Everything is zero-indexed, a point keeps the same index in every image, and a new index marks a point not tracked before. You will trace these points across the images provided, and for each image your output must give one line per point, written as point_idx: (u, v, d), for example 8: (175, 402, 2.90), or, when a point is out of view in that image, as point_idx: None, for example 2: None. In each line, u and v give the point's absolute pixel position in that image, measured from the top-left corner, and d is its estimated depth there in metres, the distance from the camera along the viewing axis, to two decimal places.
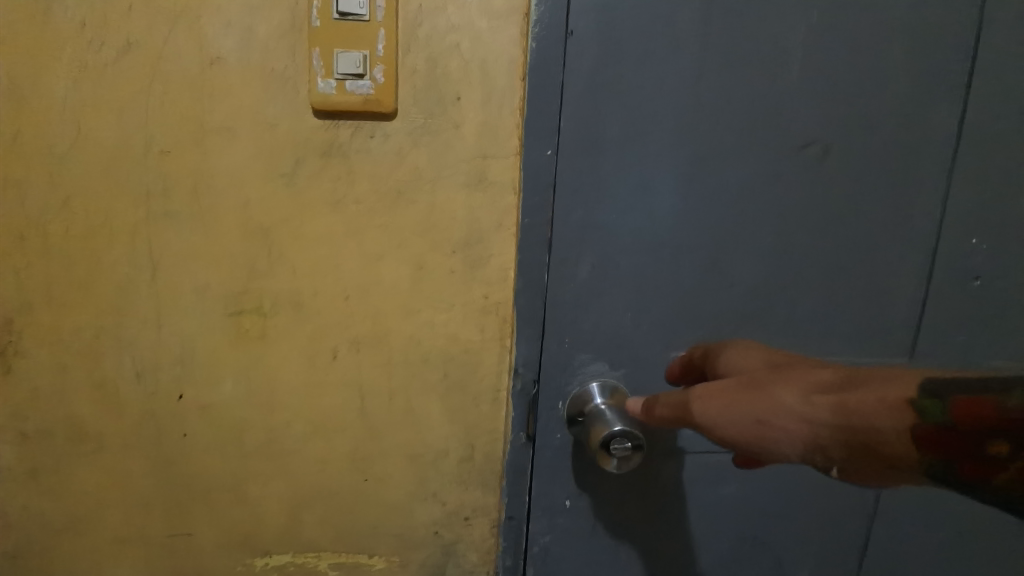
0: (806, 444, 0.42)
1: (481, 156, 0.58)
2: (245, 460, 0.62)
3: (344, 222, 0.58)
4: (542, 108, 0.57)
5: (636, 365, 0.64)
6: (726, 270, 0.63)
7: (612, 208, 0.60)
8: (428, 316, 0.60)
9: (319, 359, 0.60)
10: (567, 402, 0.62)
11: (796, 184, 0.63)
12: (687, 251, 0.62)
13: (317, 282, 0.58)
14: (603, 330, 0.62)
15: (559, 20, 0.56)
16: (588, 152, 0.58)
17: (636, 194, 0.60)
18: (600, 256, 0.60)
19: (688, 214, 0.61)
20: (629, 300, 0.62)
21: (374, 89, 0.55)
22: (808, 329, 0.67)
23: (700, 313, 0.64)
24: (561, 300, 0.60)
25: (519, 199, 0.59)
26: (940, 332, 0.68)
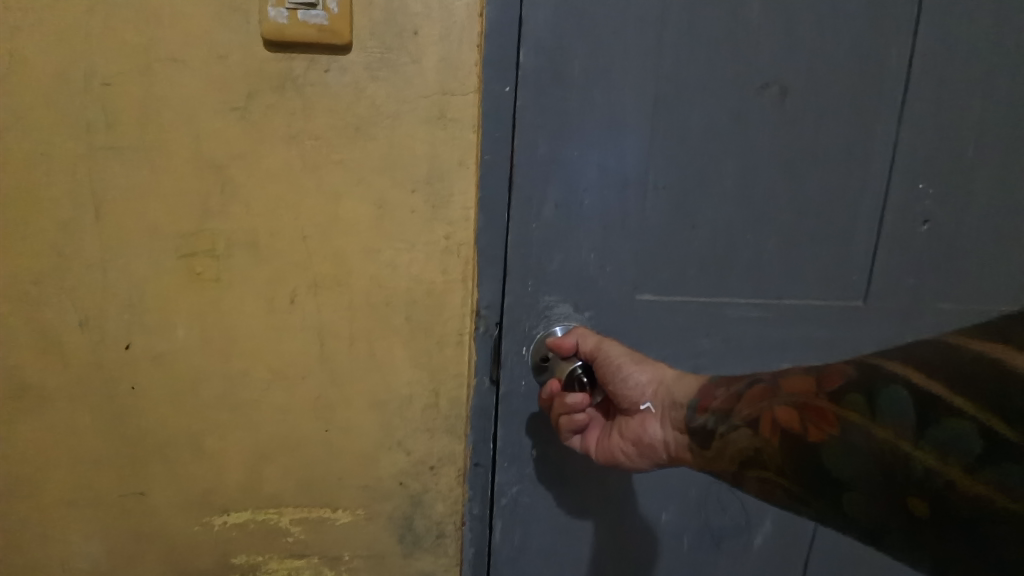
0: (649, 381, 0.58)
1: (440, 92, 0.56)
2: (201, 411, 0.60)
3: (299, 159, 0.56)
4: (502, 43, 0.56)
5: (602, 307, 0.64)
6: (694, 213, 0.63)
7: (576, 146, 0.59)
8: (390, 257, 0.58)
9: (277, 304, 0.58)
10: (532, 347, 0.62)
11: (760, 123, 0.63)
12: (651, 191, 0.62)
13: (273, 222, 0.57)
14: (569, 271, 0.62)
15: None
16: (551, 86, 0.58)
17: (601, 131, 0.59)
18: (565, 194, 0.60)
19: (652, 152, 0.61)
20: (597, 243, 0.62)
21: (327, 19, 0.53)
22: (773, 273, 0.67)
23: (668, 256, 0.64)
24: (525, 239, 0.60)
25: (480, 137, 0.57)
26: (894, 277, 0.69)
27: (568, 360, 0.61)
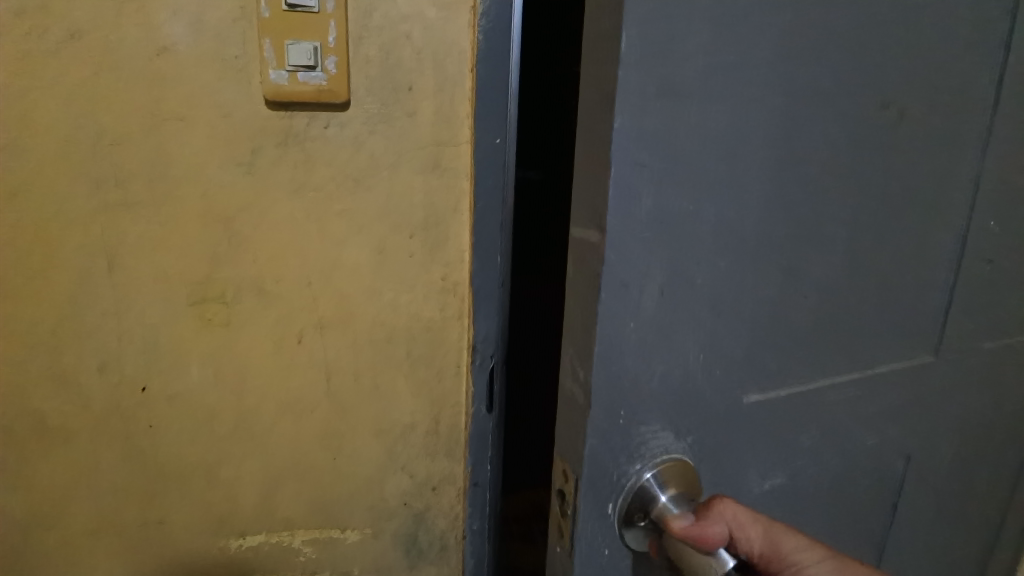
0: None
1: (434, 143, 0.60)
2: (215, 445, 0.64)
3: (303, 208, 0.59)
4: (491, 96, 0.60)
5: (703, 422, 0.39)
6: (817, 281, 0.40)
7: (690, 202, 0.33)
8: (391, 297, 0.62)
9: (285, 345, 0.62)
10: (622, 502, 0.37)
11: (898, 131, 0.41)
12: (778, 251, 0.38)
13: (279, 268, 0.60)
14: (671, 400, 0.37)
15: (505, 13, 0.59)
16: (649, 102, 0.31)
17: (718, 167, 0.34)
18: (674, 276, 0.34)
19: (780, 189, 0.36)
20: (711, 345, 0.37)
21: (327, 80, 0.56)
22: (890, 345, 0.47)
23: (788, 348, 0.41)
24: (611, 356, 0.34)
25: (473, 184, 0.61)
26: (993, 322, 0.52)
27: (716, 559, 0.36)
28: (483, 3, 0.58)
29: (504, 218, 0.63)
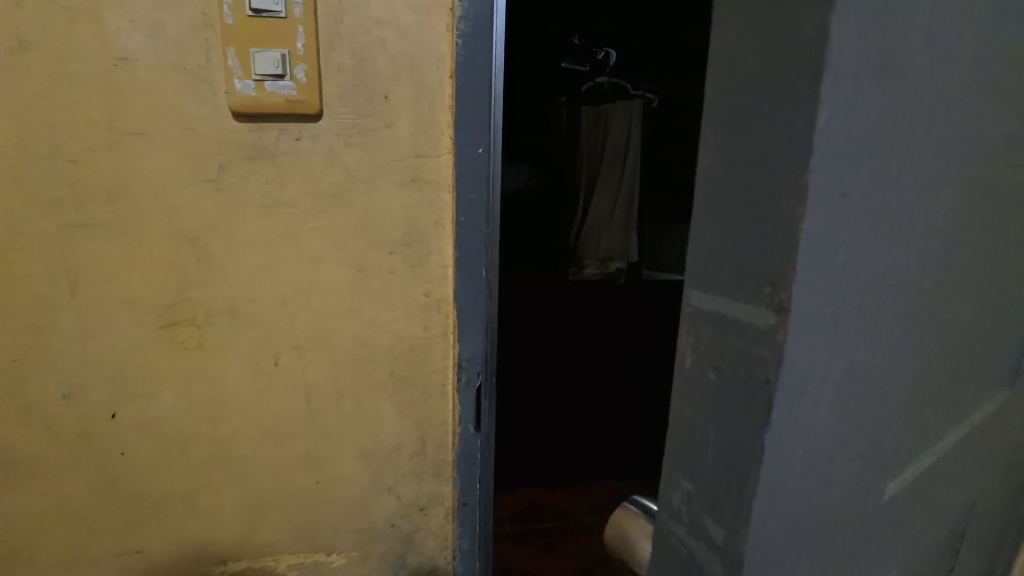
0: None
1: (414, 155, 0.57)
2: (193, 471, 0.61)
3: (276, 226, 0.56)
4: (472, 104, 0.57)
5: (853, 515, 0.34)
6: (952, 342, 0.37)
7: (878, 272, 0.29)
8: (372, 316, 0.60)
9: (261, 367, 0.59)
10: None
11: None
12: (934, 319, 0.34)
13: (253, 289, 0.57)
14: (835, 494, 0.32)
15: (485, 15, 0.56)
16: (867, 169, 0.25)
17: (899, 232, 0.29)
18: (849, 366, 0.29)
19: (944, 252, 0.32)
20: (870, 428, 0.33)
21: (296, 90, 0.53)
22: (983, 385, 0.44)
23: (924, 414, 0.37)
24: (782, 472, 0.29)
25: (455, 197, 0.58)
26: None
27: None
28: (463, 5, 0.55)
29: (488, 230, 0.61)
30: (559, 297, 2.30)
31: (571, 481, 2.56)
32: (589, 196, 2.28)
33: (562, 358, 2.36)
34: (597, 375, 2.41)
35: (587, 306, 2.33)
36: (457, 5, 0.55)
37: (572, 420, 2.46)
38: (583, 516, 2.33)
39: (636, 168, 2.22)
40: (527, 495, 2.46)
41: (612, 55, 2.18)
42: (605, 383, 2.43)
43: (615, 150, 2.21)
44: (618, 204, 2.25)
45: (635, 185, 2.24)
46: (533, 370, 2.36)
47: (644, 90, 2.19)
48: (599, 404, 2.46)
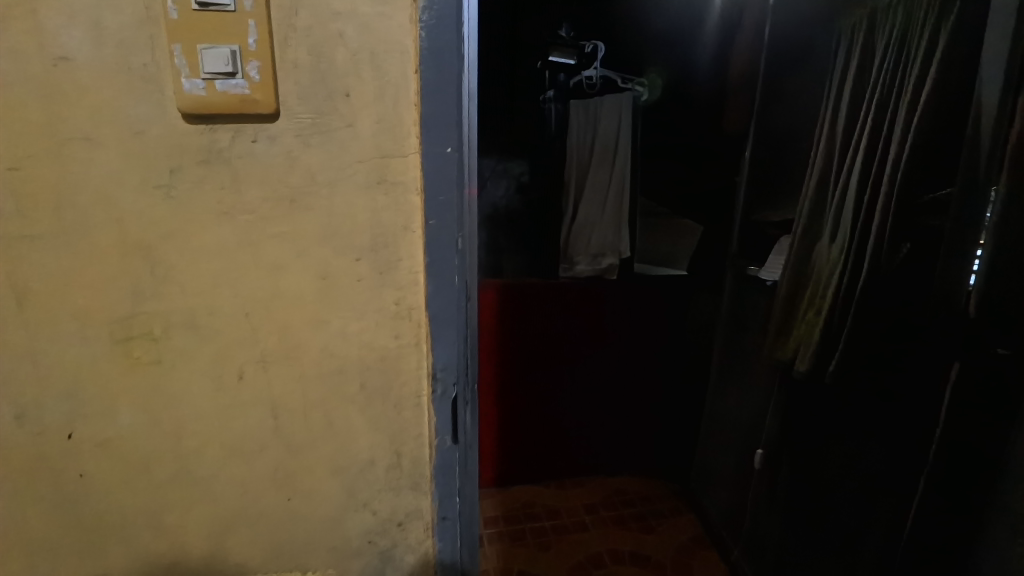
0: None
1: (379, 155, 0.54)
2: (157, 491, 0.59)
3: (233, 234, 0.53)
4: (439, 101, 0.53)
5: None
6: None
7: None
8: (340, 326, 0.57)
9: (225, 381, 0.57)
10: None
11: None
12: None
13: (212, 301, 0.54)
14: None
15: (451, 6, 0.53)
16: None
17: None
18: None
19: None
20: None
21: (249, 88, 0.50)
22: None
23: None
24: None
25: (423, 199, 0.55)
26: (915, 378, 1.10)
27: None
28: None
29: (460, 234, 0.57)
30: (550, 296, 2.27)
31: (567, 479, 2.55)
32: (578, 193, 2.26)
33: (555, 357, 2.34)
34: (590, 373, 2.39)
35: (578, 304, 2.29)
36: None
37: (565, 419, 2.44)
38: (579, 513, 2.33)
39: (626, 161, 2.16)
40: (523, 494, 2.45)
41: (600, 49, 2.17)
42: (598, 381, 2.41)
43: (604, 145, 2.17)
44: (607, 200, 2.23)
45: (625, 179, 2.19)
46: (527, 369, 2.34)
47: (633, 84, 2.16)
48: (592, 402, 2.44)
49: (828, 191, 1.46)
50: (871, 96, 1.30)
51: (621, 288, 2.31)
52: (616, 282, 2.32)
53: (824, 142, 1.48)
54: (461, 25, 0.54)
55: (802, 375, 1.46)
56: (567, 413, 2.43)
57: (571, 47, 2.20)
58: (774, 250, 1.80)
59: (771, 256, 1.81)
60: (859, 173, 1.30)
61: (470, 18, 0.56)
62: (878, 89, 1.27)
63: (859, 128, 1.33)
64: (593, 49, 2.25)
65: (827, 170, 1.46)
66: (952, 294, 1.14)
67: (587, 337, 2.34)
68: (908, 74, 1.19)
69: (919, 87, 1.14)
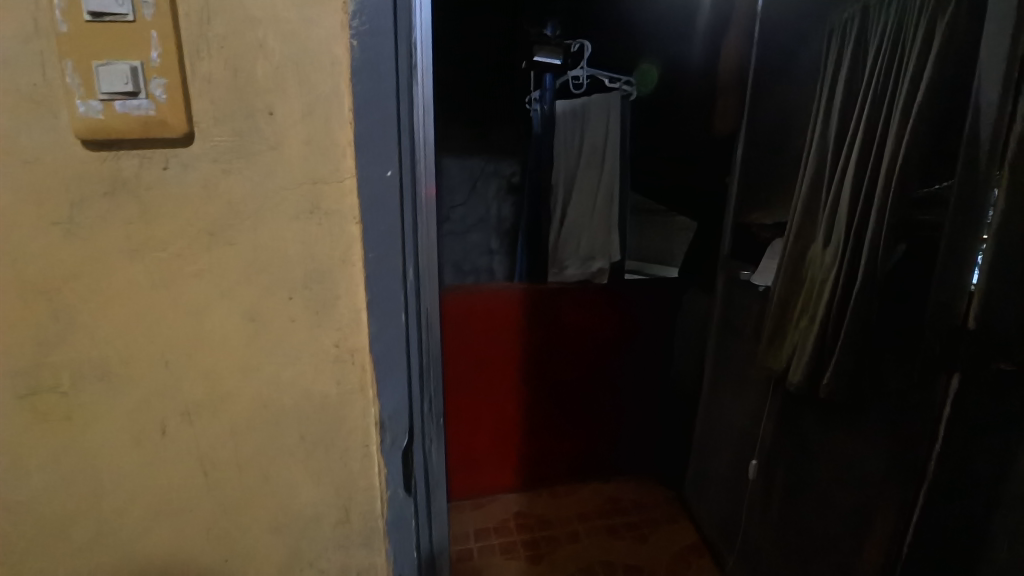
0: None
1: (310, 181, 0.47)
2: (77, 555, 0.53)
3: (148, 274, 0.48)
4: (375, 119, 0.47)
5: None
6: None
7: None
8: (273, 371, 0.52)
9: (146, 438, 0.51)
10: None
11: None
12: None
13: (128, 349, 0.49)
14: None
15: (387, 10, 0.46)
16: None
17: None
18: None
19: None
20: None
21: (155, 109, 0.43)
22: None
23: None
24: None
25: (362, 229, 0.49)
26: None
27: None
28: None
29: (406, 267, 0.52)
30: (539, 301, 2.25)
31: (559, 485, 2.53)
32: (565, 198, 2.20)
33: (542, 362, 2.33)
34: (579, 378, 2.38)
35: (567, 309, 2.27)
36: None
37: (556, 424, 2.43)
38: (569, 521, 2.30)
39: (615, 162, 2.11)
40: (514, 504, 2.41)
41: (586, 47, 2.07)
42: (588, 386, 2.41)
43: (593, 146, 2.11)
44: (596, 203, 2.16)
45: (614, 182, 2.14)
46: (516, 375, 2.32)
47: (622, 83, 2.09)
48: (582, 406, 2.44)
49: (821, 191, 1.40)
50: (864, 96, 1.24)
51: (609, 292, 2.30)
52: (605, 286, 2.29)
53: (815, 143, 1.42)
54: (399, 32, 0.48)
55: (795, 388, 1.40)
56: (557, 418, 2.42)
57: (558, 47, 2.04)
58: (767, 254, 1.72)
59: (763, 259, 1.74)
60: (853, 176, 1.24)
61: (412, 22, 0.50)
62: (871, 88, 1.22)
63: (852, 129, 1.27)
64: (579, 47, 2.17)
65: (819, 172, 1.40)
66: (950, 304, 1.06)
67: (576, 342, 2.33)
68: (903, 72, 1.13)
69: (914, 86, 1.09)
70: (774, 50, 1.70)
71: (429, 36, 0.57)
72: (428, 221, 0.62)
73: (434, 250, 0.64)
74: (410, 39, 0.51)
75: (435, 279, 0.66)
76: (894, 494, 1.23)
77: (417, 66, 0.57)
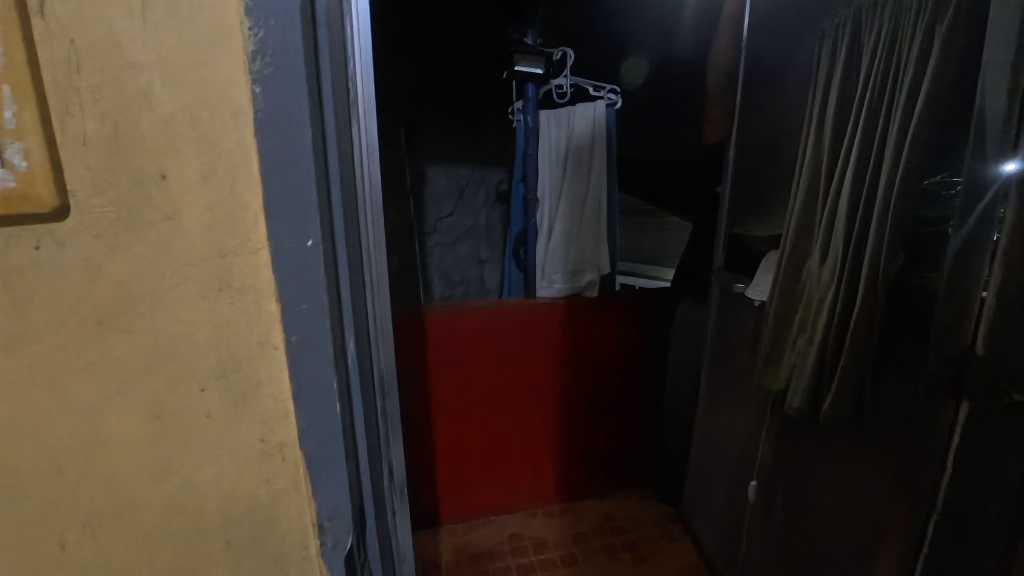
0: None
1: (217, 255, 0.40)
2: None
3: (26, 371, 0.40)
4: (288, 181, 0.39)
5: None
6: None
7: None
8: (188, 472, 0.44)
9: (41, 555, 0.43)
10: None
11: None
12: None
13: (8, 458, 0.41)
14: None
15: (297, 51, 0.38)
16: None
17: None
18: None
19: None
20: None
21: (14, 179, 0.35)
22: None
23: None
24: None
25: (281, 307, 0.41)
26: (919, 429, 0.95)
27: None
28: (253, 35, 0.37)
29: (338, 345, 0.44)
30: (528, 317, 2.20)
31: (555, 505, 2.47)
32: (553, 209, 2.12)
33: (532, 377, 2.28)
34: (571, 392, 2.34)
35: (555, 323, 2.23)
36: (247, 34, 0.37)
37: (549, 440, 2.38)
38: (565, 542, 2.23)
39: (603, 170, 2.04)
40: (507, 527, 2.34)
41: (569, 55, 1.99)
42: (579, 400, 2.36)
43: (579, 156, 2.04)
44: (584, 214, 2.08)
45: (602, 194, 2.08)
46: (506, 392, 2.27)
47: (607, 91, 2.02)
48: (575, 421, 2.39)
49: (817, 203, 1.33)
50: (858, 106, 1.18)
51: (599, 304, 2.25)
52: (594, 298, 2.24)
53: (809, 153, 1.35)
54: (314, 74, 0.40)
55: (794, 412, 1.32)
56: (550, 435, 2.38)
57: (539, 55, 1.94)
58: (762, 267, 1.64)
59: (757, 272, 1.66)
60: (851, 188, 1.17)
61: (330, 58, 0.42)
62: (867, 92, 1.15)
63: (848, 137, 1.20)
64: (562, 56, 2.10)
65: (813, 184, 1.33)
66: (955, 326, 0.98)
67: (567, 356, 2.29)
68: (899, 81, 1.07)
69: (912, 95, 1.02)
70: (763, 55, 1.64)
71: (368, 66, 0.51)
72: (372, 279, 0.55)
73: (382, 307, 0.57)
74: (334, 77, 0.44)
75: (386, 338, 0.59)
76: (902, 525, 1.15)
77: (347, 105, 0.49)
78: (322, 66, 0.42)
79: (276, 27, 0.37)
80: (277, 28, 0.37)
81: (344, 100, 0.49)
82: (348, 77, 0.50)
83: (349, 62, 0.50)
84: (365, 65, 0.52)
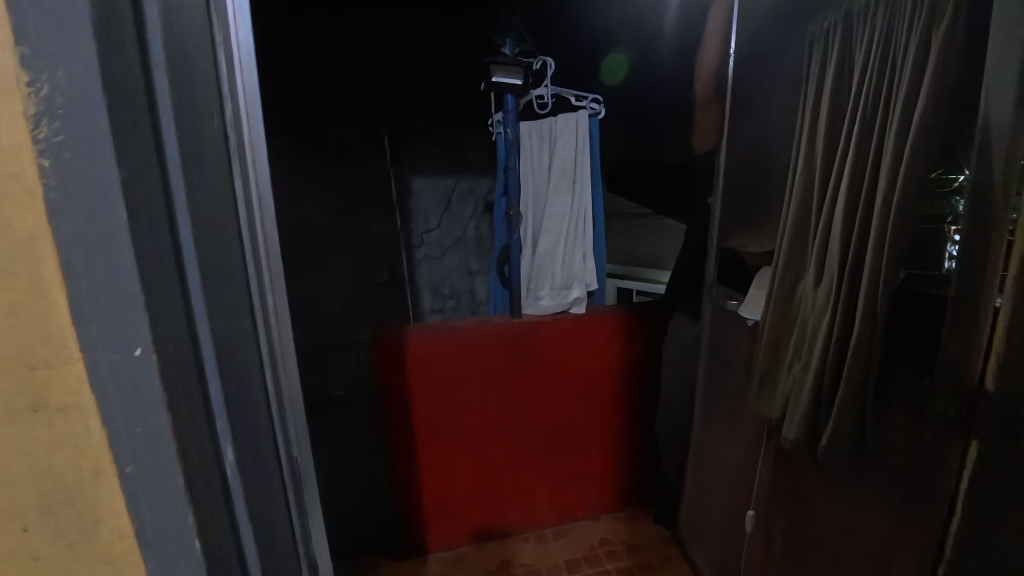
0: None
1: (26, 369, 0.38)
2: None
3: None
4: (100, 280, 0.36)
5: None
6: None
7: None
8: None
9: None
10: None
11: None
12: None
13: None
14: None
15: (99, 115, 0.34)
16: None
17: None
18: None
19: None
20: None
21: None
22: None
23: None
24: None
25: (110, 425, 0.39)
26: None
27: None
28: (44, 94, 0.33)
29: (185, 456, 0.41)
30: (513, 337, 2.10)
31: (547, 529, 2.37)
32: (537, 223, 2.05)
33: (519, 400, 2.18)
34: (561, 412, 2.24)
35: (542, 344, 2.13)
36: (31, 92, 0.34)
37: (539, 462, 2.29)
38: (557, 568, 2.14)
39: (587, 185, 1.97)
40: (498, 554, 2.25)
41: (549, 64, 1.92)
42: (569, 420, 2.27)
43: (562, 168, 1.94)
44: (569, 229, 2.00)
45: (586, 210, 1.99)
46: (493, 415, 2.17)
47: (589, 101, 1.93)
48: (565, 443, 2.29)
49: (809, 220, 1.23)
50: (850, 116, 1.09)
51: (588, 321, 2.16)
52: (582, 314, 2.15)
53: (798, 167, 1.27)
54: (146, 171, 0.37)
55: (790, 445, 1.22)
56: (540, 456, 2.28)
57: (516, 66, 1.84)
58: (754, 283, 1.55)
59: (750, 289, 1.57)
60: (844, 205, 1.08)
61: (171, 108, 0.39)
62: (860, 106, 1.06)
63: (841, 151, 1.11)
64: (541, 66, 2.01)
65: (805, 199, 1.24)
66: (962, 360, 0.88)
67: (556, 375, 2.19)
68: (894, 90, 0.98)
69: (910, 107, 0.93)
70: (752, 59, 1.55)
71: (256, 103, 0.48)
72: (272, 359, 0.50)
73: (288, 387, 0.53)
74: (181, 128, 0.40)
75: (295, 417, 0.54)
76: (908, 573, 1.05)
77: (228, 148, 0.45)
78: (165, 117, 0.39)
79: (66, 81, 0.33)
80: (72, 92, 0.34)
81: (214, 156, 0.43)
82: (224, 124, 0.45)
83: (224, 101, 0.45)
84: (250, 102, 0.48)
